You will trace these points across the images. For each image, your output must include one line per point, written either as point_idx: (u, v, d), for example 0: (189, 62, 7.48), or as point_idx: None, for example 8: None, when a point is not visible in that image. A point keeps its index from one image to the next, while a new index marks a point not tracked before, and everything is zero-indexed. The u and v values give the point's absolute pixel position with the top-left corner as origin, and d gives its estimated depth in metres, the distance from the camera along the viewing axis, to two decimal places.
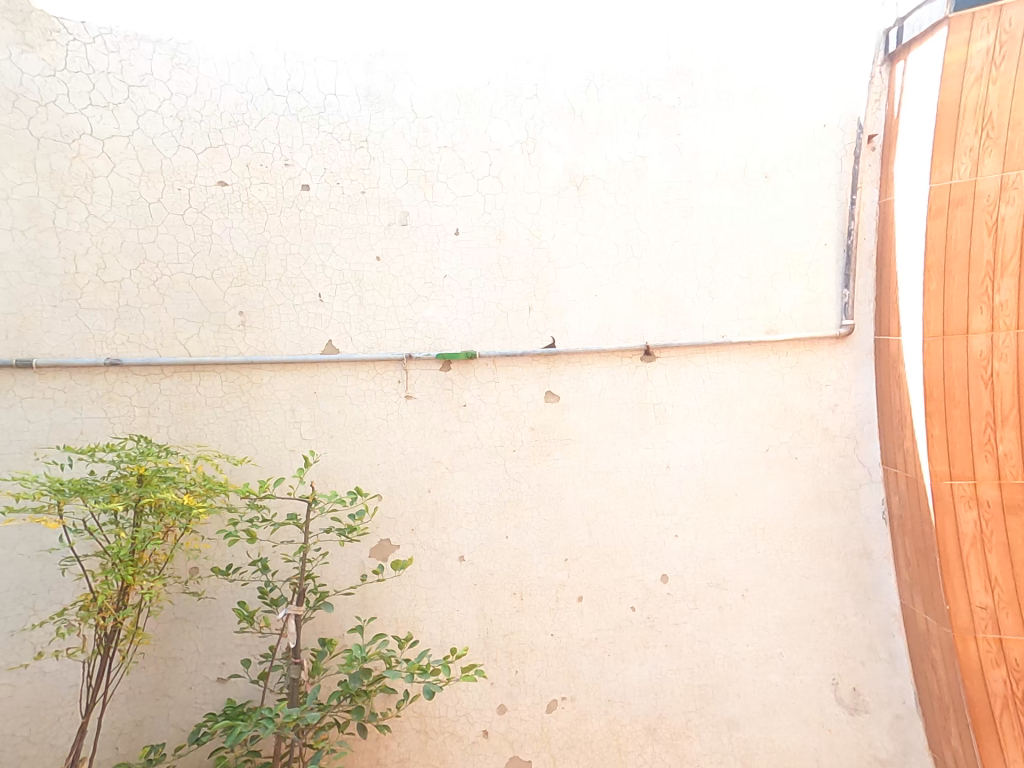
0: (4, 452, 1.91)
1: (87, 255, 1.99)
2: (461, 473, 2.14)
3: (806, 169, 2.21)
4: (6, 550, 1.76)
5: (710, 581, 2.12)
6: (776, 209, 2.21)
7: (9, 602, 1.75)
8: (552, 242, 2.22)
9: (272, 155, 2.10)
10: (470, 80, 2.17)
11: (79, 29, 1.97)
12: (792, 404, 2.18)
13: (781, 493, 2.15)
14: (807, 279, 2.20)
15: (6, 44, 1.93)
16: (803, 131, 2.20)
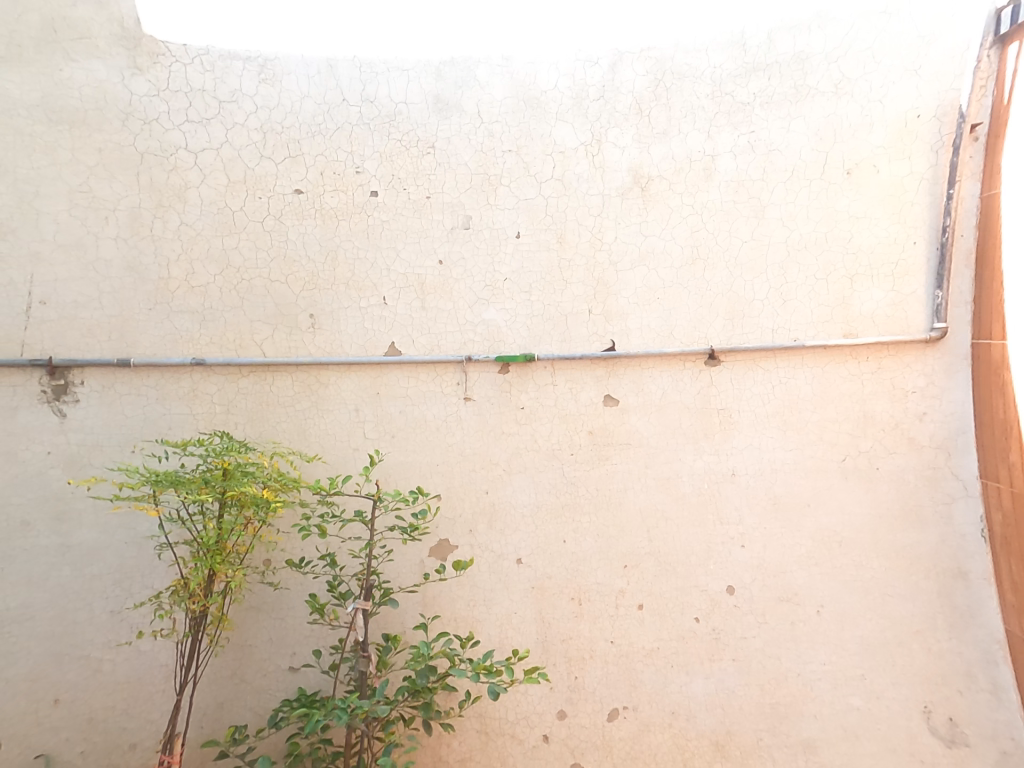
0: (107, 444, 1.99)
1: (178, 261, 2.12)
2: (518, 476, 2.14)
3: (895, 163, 2.07)
4: (107, 536, 1.91)
5: (781, 595, 2.02)
6: (857, 206, 2.09)
7: (110, 584, 1.89)
8: (613, 245, 2.20)
9: (344, 163, 2.19)
10: (537, 83, 2.19)
11: (180, 50, 2.12)
12: (873, 411, 2.05)
13: (861, 506, 2.02)
14: (893, 281, 2.07)
15: (120, 68, 2.10)
16: (892, 121, 2.07)
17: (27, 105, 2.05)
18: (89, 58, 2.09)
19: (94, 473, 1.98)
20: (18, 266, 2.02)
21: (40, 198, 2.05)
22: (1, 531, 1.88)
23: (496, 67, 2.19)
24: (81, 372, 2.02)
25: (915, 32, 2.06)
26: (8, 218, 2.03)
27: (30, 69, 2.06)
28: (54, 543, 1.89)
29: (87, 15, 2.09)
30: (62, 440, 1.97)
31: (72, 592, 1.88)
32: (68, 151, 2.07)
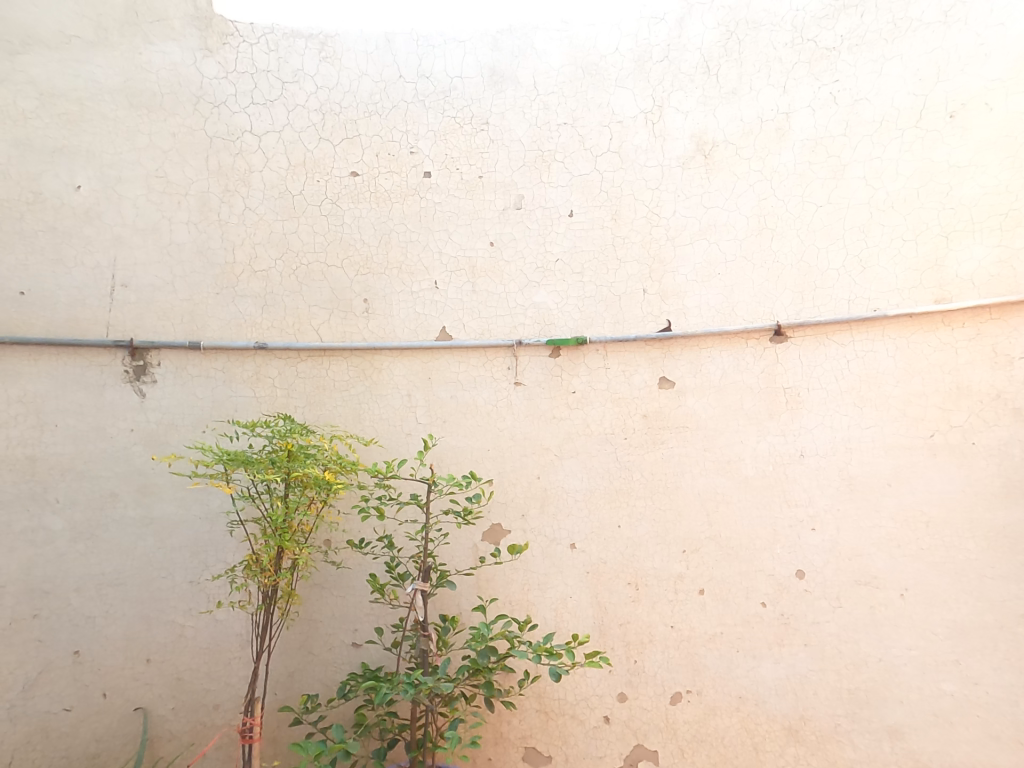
0: (182, 423, 2.06)
1: (242, 245, 2.17)
2: (570, 460, 2.10)
3: (1015, 97, 1.87)
4: (184, 511, 2.00)
5: (858, 577, 1.90)
6: (962, 153, 1.92)
7: (188, 555, 1.98)
8: (671, 219, 2.13)
9: (398, 144, 2.20)
10: (596, 49, 2.17)
11: (247, 29, 2.19)
12: (968, 382, 1.88)
13: (951, 483, 1.87)
14: (1001, 234, 1.87)
15: (192, 50, 2.17)
16: (1018, 46, 1.87)
17: (111, 89, 2.13)
18: (166, 42, 2.17)
19: (174, 448, 2.05)
20: (104, 248, 2.09)
21: (121, 182, 2.12)
22: (91, 500, 1.97)
23: (554, 34, 2.19)
24: (158, 354, 2.09)
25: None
26: (92, 201, 2.10)
27: (110, 55, 2.14)
28: (138, 514, 1.99)
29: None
30: (144, 417, 2.05)
31: (155, 562, 1.98)
32: (146, 136, 2.14)
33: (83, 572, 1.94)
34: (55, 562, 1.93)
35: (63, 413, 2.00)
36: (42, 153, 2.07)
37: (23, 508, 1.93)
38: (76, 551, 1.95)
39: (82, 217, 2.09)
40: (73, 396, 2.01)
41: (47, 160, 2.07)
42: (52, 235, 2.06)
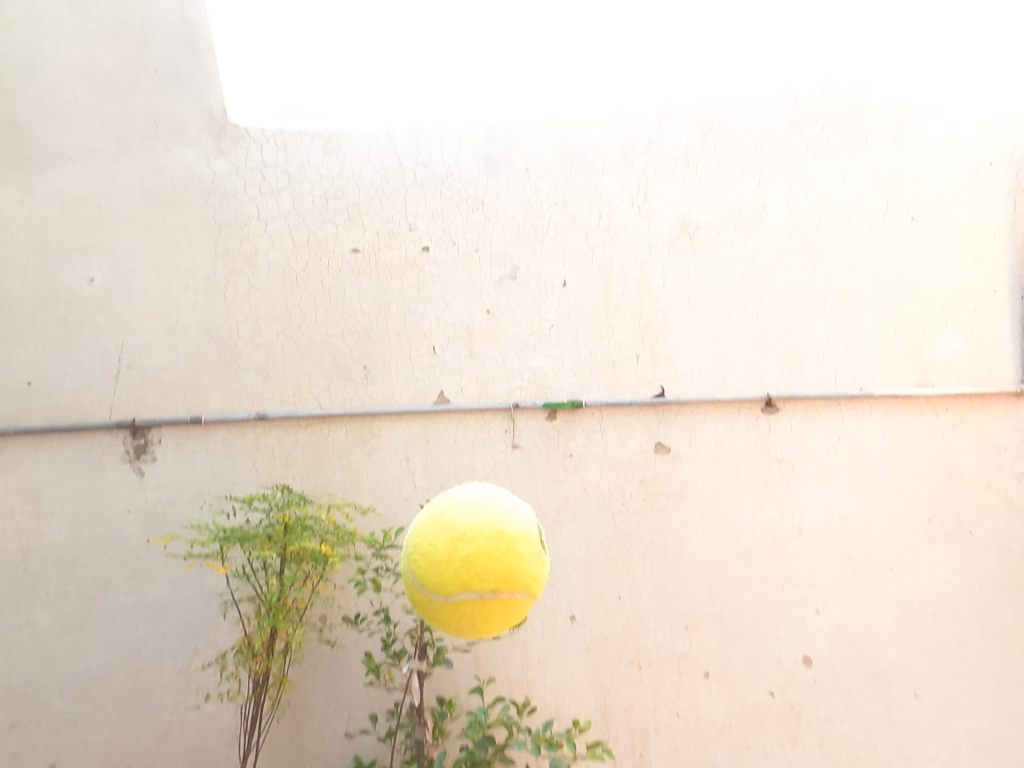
0: (180, 500, 2.06)
1: (246, 321, 2.24)
2: (569, 526, 2.07)
3: (961, 213, 2.09)
4: (177, 593, 1.97)
5: (868, 673, 1.88)
6: (924, 254, 2.07)
7: (179, 642, 1.94)
8: (661, 292, 2.20)
9: (398, 222, 2.31)
10: (584, 141, 2.30)
11: (257, 132, 2.30)
12: (956, 467, 1.97)
13: (953, 572, 1.92)
14: (972, 328, 2.03)
15: (205, 152, 2.28)
16: (962, 167, 2.11)
17: (130, 192, 2.25)
18: (182, 148, 2.28)
19: (169, 530, 2.04)
20: (111, 334, 2.17)
21: (133, 271, 2.22)
22: (86, 588, 1.98)
23: (545, 127, 2.32)
24: (158, 432, 2.12)
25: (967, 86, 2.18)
26: (104, 291, 2.20)
27: (131, 162, 2.26)
28: (130, 601, 1.97)
29: (183, 110, 2.29)
30: (141, 498, 2.05)
31: (145, 652, 1.93)
32: (158, 229, 2.25)
33: (71, 666, 1.92)
34: (40, 664, 1.93)
35: (62, 499, 2.04)
36: (61, 252, 2.20)
37: (18, 602, 1.97)
38: (67, 639, 1.94)
39: (95, 307, 2.18)
40: (74, 481, 2.05)
41: (66, 259, 2.20)
42: (64, 327, 2.16)
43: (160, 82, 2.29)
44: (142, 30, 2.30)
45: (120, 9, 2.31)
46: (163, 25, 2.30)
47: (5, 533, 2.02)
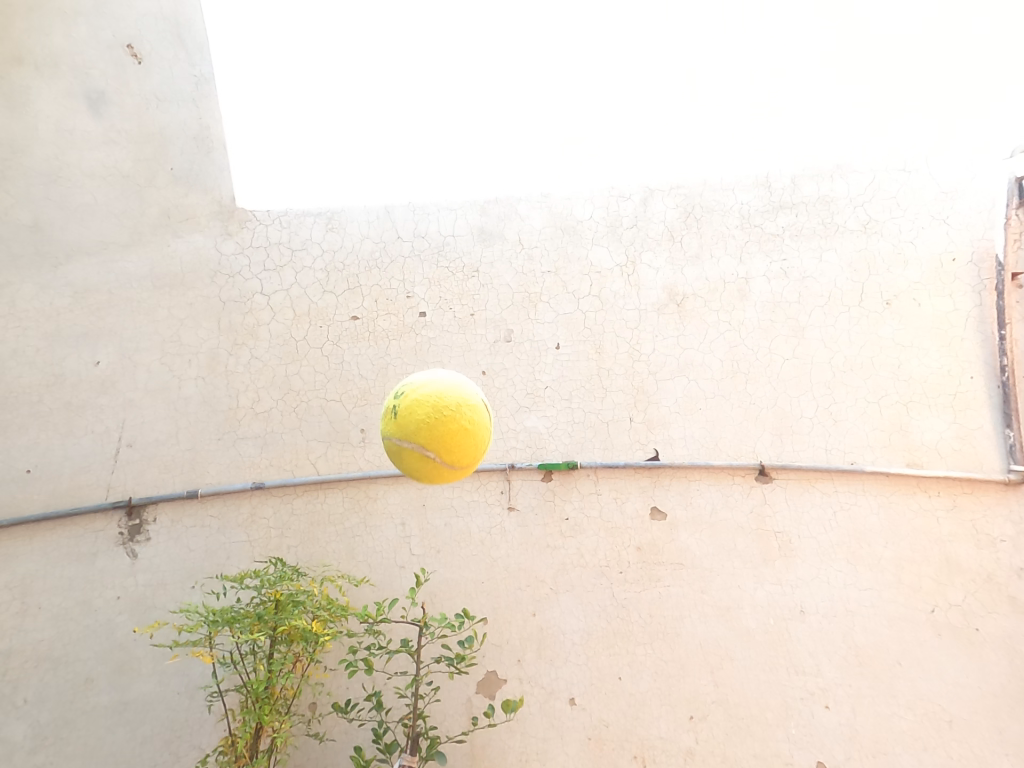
0: (172, 582, 2.02)
1: (245, 392, 2.26)
2: (566, 595, 2.05)
3: (935, 299, 2.11)
4: (163, 686, 1.90)
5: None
6: (904, 336, 2.11)
7: (161, 743, 1.85)
8: (652, 356, 2.25)
9: (396, 291, 2.37)
10: (574, 214, 2.41)
11: (265, 215, 2.40)
12: (957, 557, 1.91)
13: (966, 678, 1.81)
14: (954, 412, 2.02)
15: (213, 235, 2.37)
16: (928, 260, 2.14)
17: (139, 278, 2.31)
18: (192, 234, 2.36)
19: (158, 617, 1.99)
20: (112, 413, 2.19)
21: (137, 352, 2.25)
22: (66, 689, 1.91)
23: (536, 203, 2.44)
24: (153, 510, 2.10)
25: (936, 185, 2.20)
26: (108, 372, 2.22)
27: (143, 250, 2.33)
28: (115, 698, 1.89)
29: (195, 200, 2.38)
30: (133, 582, 2.01)
31: (123, 760, 1.84)
32: (164, 310, 2.30)
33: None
34: None
35: (52, 591, 2.00)
36: (68, 338, 2.23)
37: (1, 708, 1.89)
38: (47, 743, 1.86)
39: (98, 389, 2.20)
40: (66, 570, 2.02)
41: (73, 345, 2.23)
42: (66, 411, 2.17)
43: (174, 177, 2.38)
44: (162, 135, 2.40)
45: (141, 115, 2.41)
46: (180, 126, 2.41)
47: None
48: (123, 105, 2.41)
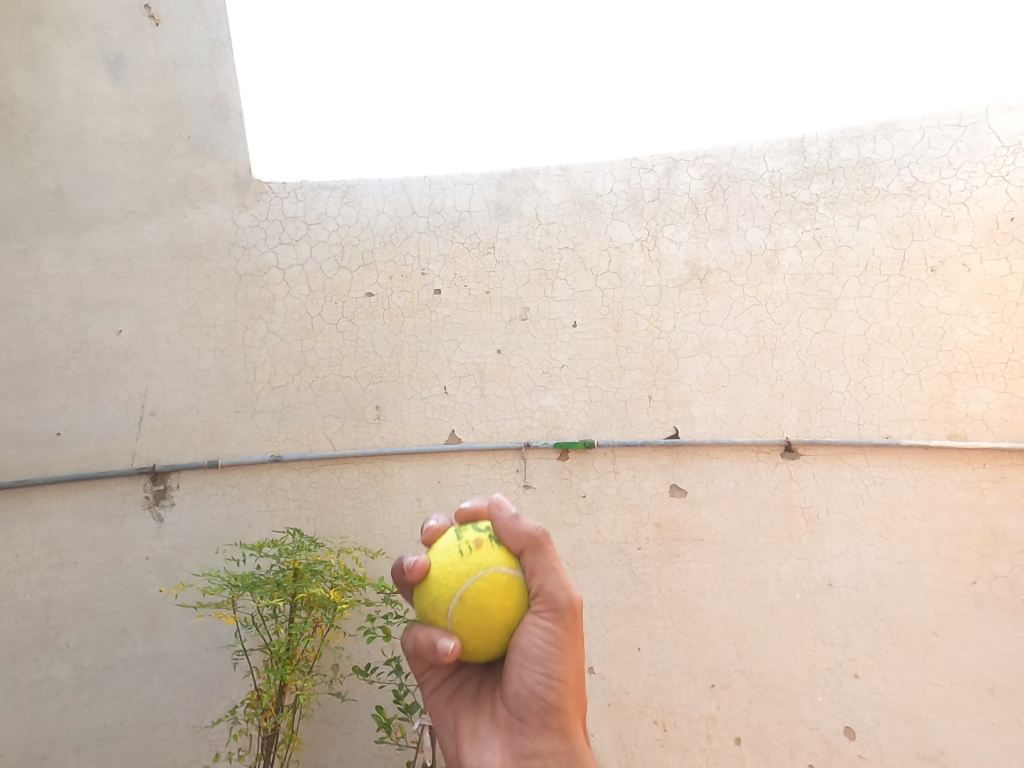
0: (196, 546, 2.05)
1: (263, 365, 2.27)
2: (584, 572, 2.03)
3: (994, 261, 2.01)
4: (190, 643, 1.95)
5: (921, 752, 1.73)
6: (949, 304, 2.03)
7: (191, 696, 1.90)
8: (672, 332, 2.22)
9: (411, 267, 2.36)
10: (594, 188, 2.38)
11: (280, 187, 2.40)
12: (1003, 528, 1.86)
13: (1009, 648, 1.76)
14: (1004, 382, 1.95)
15: (230, 207, 2.37)
16: (983, 220, 2.04)
17: (157, 247, 2.32)
18: (209, 204, 2.37)
19: (184, 578, 2.02)
20: (135, 381, 2.21)
21: (158, 321, 2.27)
22: (104, 637, 1.95)
23: (554, 177, 2.41)
24: (177, 476, 2.13)
25: (997, 140, 2.06)
26: (130, 340, 2.24)
27: (161, 219, 2.34)
28: (145, 653, 1.94)
29: (211, 170, 2.39)
30: (159, 545, 2.05)
31: (159, 705, 1.90)
32: (183, 281, 2.31)
33: (81, 726, 1.87)
34: (59, 717, 1.88)
35: (81, 549, 2.03)
36: (91, 307, 2.25)
37: (31, 661, 1.92)
38: (79, 695, 1.90)
39: (120, 357, 2.22)
40: (93, 529, 2.05)
41: (95, 313, 2.25)
42: (91, 378, 2.20)
43: (191, 147, 2.38)
44: (180, 103, 2.40)
45: (159, 83, 2.41)
46: (198, 97, 2.41)
47: (20, 587, 1.99)
48: (140, 71, 2.40)
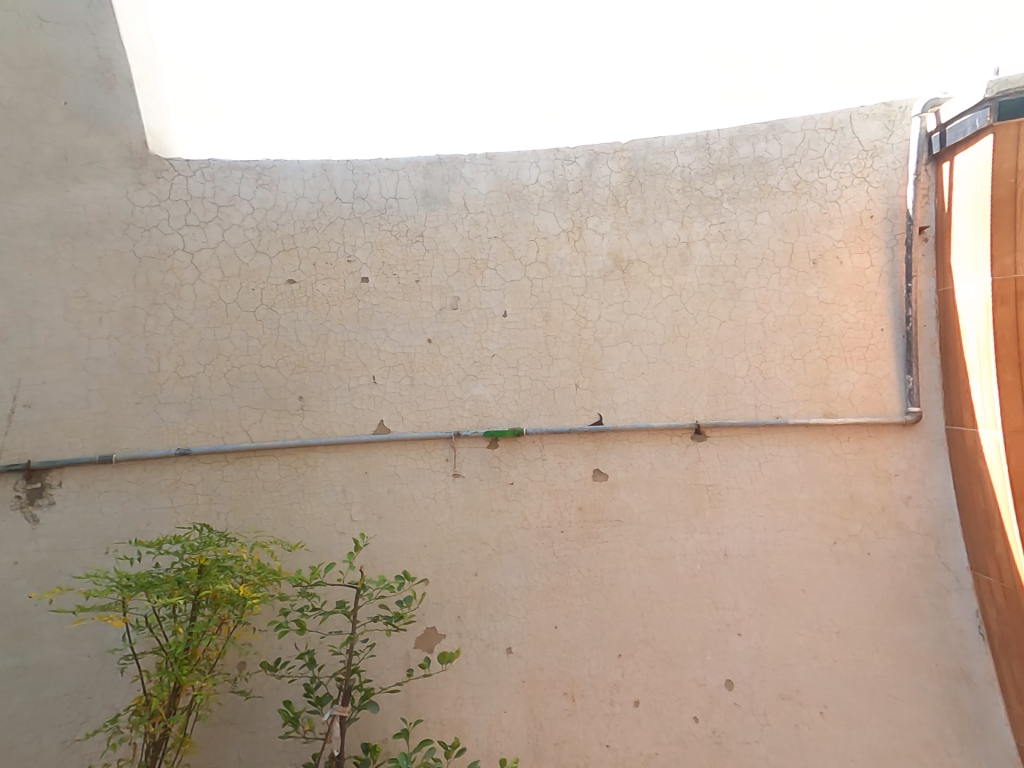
0: (80, 548, 2.00)
1: (169, 354, 2.17)
2: (508, 556, 2.11)
3: (859, 255, 2.19)
4: (69, 650, 1.89)
5: (782, 692, 1.96)
6: (827, 292, 2.19)
7: (65, 708, 1.86)
8: (598, 323, 2.27)
9: (336, 253, 2.29)
10: (519, 177, 2.35)
11: (184, 166, 2.26)
12: (860, 493, 2.06)
13: (857, 595, 2.00)
14: (866, 364, 2.13)
15: (125, 183, 2.22)
16: (850, 216, 2.20)
17: (32, 225, 2.15)
18: (97, 179, 2.21)
19: (62, 583, 1.97)
20: (9, 372, 2.07)
21: (35, 306, 2.11)
22: None
23: (480, 165, 2.35)
24: (59, 473, 2.03)
25: (859, 144, 2.21)
26: (0, 325, 2.08)
27: (40, 195, 2.17)
28: (13, 663, 1.87)
29: (97, 142, 2.22)
30: (33, 548, 1.98)
31: (22, 721, 1.85)
32: (66, 262, 2.16)
33: None
34: None
35: None
36: None
37: None
38: None
39: None
40: None
41: None
42: None
43: (71, 114, 2.20)
44: (51, 62, 2.18)
45: (22, 38, 2.16)
46: (75, 58, 2.20)
47: None
48: None
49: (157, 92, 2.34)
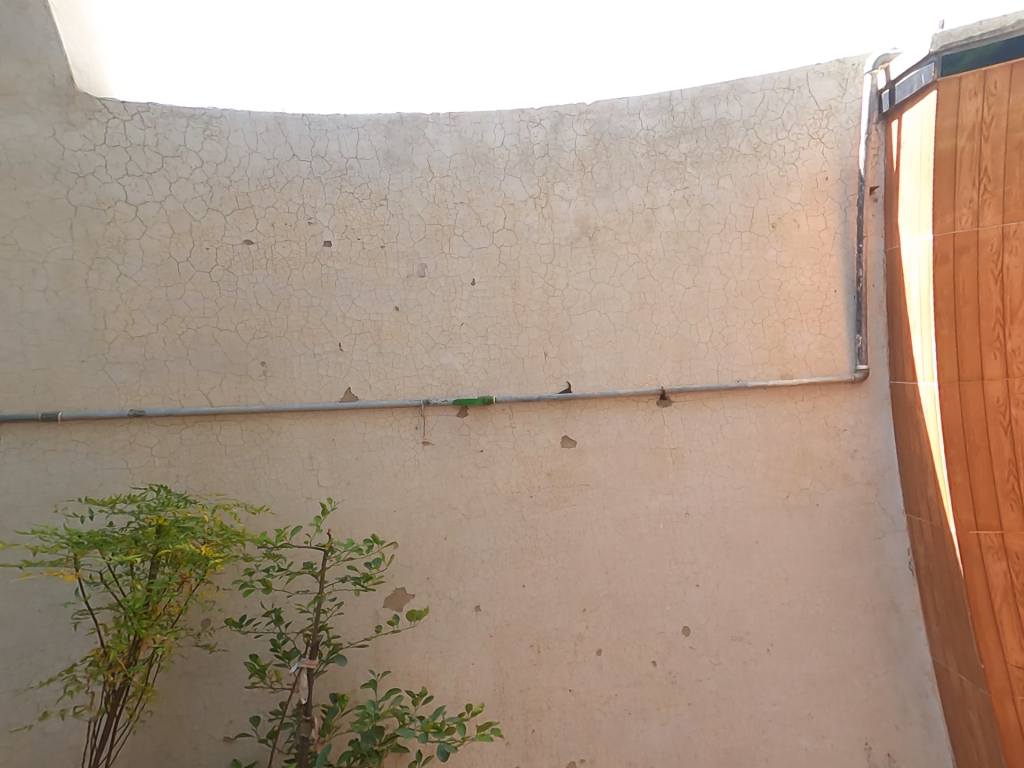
0: (24, 504, 2.00)
1: (116, 312, 2.11)
2: (477, 520, 2.15)
3: (814, 218, 2.25)
4: (17, 605, 1.85)
5: (732, 635, 2.08)
6: (785, 255, 2.25)
7: (15, 659, 1.83)
8: (565, 291, 2.29)
9: (296, 215, 2.23)
10: (485, 140, 2.31)
11: (118, 106, 2.14)
12: (811, 449, 2.16)
13: (805, 544, 2.11)
14: (819, 325, 2.22)
15: (52, 123, 2.10)
16: (806, 179, 2.26)
17: None
18: (16, 114, 2.08)
19: (6, 538, 1.98)
20: None
21: None
22: None
23: (444, 126, 2.31)
24: None
25: (815, 104, 2.25)
26: None
27: None
28: None
29: (12, 70, 2.07)
30: None
31: None
32: None
33: None
34: None
35: None
36: None
37: None
38: None
39: None
40: None
41: None
42: None
43: None
44: None
45: None
46: None
47: None
48: None
49: (80, 19, 2.18)
